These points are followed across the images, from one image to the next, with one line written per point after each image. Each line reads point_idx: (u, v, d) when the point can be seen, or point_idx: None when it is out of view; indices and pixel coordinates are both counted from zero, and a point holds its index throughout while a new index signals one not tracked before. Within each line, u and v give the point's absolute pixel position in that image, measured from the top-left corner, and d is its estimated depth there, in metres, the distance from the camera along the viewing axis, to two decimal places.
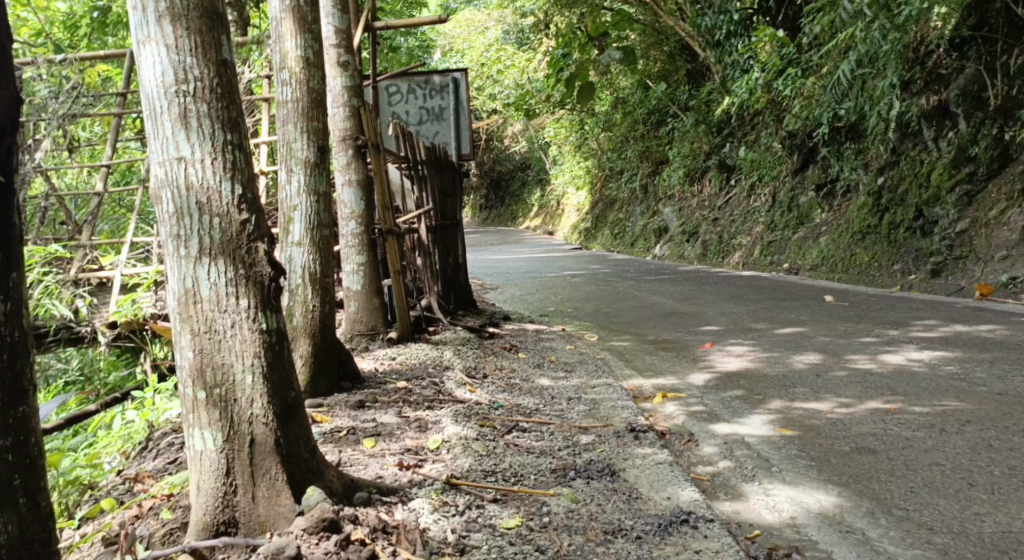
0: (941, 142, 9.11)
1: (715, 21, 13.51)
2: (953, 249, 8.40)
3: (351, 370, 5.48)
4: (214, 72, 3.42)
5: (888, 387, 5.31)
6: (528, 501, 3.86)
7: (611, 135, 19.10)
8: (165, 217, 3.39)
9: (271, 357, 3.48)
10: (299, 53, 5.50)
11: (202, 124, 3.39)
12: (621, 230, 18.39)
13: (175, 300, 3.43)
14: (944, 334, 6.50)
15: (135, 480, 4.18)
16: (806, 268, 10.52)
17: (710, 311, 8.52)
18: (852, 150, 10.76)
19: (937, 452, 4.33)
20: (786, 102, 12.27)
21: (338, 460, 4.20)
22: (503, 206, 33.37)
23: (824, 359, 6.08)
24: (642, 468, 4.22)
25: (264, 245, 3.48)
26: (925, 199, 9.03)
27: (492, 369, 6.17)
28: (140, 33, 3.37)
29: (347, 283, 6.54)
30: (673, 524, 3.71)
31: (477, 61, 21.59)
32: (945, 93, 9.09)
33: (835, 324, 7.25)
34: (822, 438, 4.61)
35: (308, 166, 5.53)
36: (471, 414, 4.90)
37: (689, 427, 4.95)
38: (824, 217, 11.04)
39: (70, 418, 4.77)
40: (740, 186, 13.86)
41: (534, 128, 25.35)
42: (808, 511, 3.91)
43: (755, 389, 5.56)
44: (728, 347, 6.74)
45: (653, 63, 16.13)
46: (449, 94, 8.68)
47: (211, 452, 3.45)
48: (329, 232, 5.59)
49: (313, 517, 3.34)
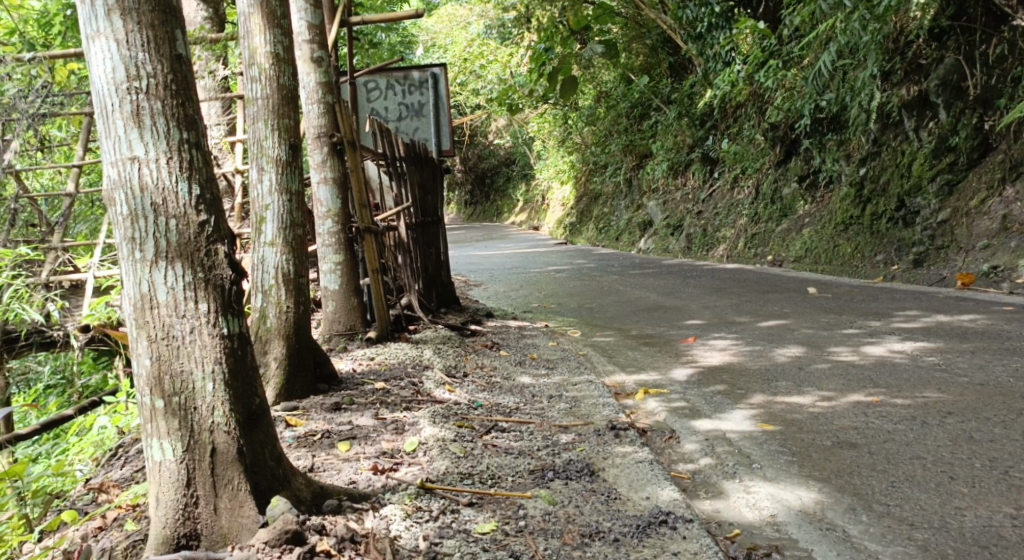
0: (921, 132, 9.06)
1: (695, 13, 13.24)
2: (935, 239, 8.36)
3: (328, 371, 5.38)
4: (167, 67, 3.30)
5: (870, 380, 5.24)
6: (504, 504, 3.77)
7: (594, 129, 19.01)
8: (119, 220, 3.29)
9: (232, 363, 3.38)
10: (269, 49, 5.39)
11: (156, 122, 3.28)
12: (605, 224, 18.33)
13: (130, 304, 3.32)
14: (926, 325, 6.45)
15: (100, 490, 4.12)
16: (790, 260, 10.47)
17: (693, 305, 8.45)
18: (834, 141, 10.70)
19: (918, 445, 4.27)
20: (768, 94, 12.18)
21: (311, 466, 4.10)
22: (488, 202, 33.22)
23: (807, 352, 6.01)
24: (621, 467, 4.14)
25: (224, 247, 3.39)
26: (907, 189, 8.97)
27: (472, 368, 6.07)
28: (89, 28, 3.26)
29: (325, 283, 6.42)
30: (651, 525, 3.63)
31: (458, 56, 21.38)
32: (925, 83, 9.03)
33: (818, 316, 7.19)
34: (804, 433, 4.53)
35: (279, 165, 5.42)
36: (449, 415, 4.81)
37: (670, 424, 4.87)
38: (807, 209, 10.97)
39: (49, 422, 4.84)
40: (724, 179, 13.79)
41: (517, 124, 25.21)
42: (789, 509, 3.83)
43: (737, 384, 5.48)
44: (711, 342, 6.66)
45: (635, 56, 15.97)
46: (428, 90, 8.56)
47: (170, 463, 3.35)
48: (301, 232, 5.48)
49: (276, 529, 3.25)
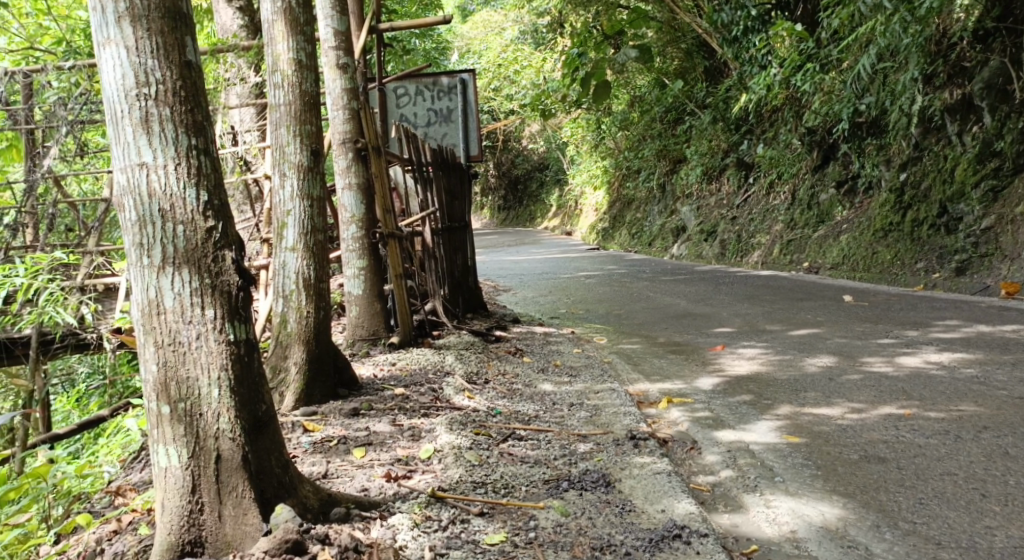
0: (965, 136, 8.87)
1: (731, 17, 13.05)
2: (978, 246, 8.17)
3: (348, 376, 5.36)
4: (177, 74, 3.34)
5: (903, 391, 5.12)
6: (517, 514, 3.73)
7: (628, 134, 18.89)
8: (128, 226, 3.33)
9: (239, 370, 3.43)
10: (291, 55, 5.41)
11: (165, 129, 3.33)
12: (639, 229, 18.21)
13: (138, 310, 3.37)
14: (965, 335, 6.30)
15: (116, 493, 4.16)
16: (827, 267, 10.31)
17: (724, 312, 8.34)
18: (873, 146, 10.50)
19: (950, 461, 4.15)
20: (805, 98, 12.01)
21: (325, 471, 4.09)
22: (521, 206, 33.19)
23: (839, 362, 5.89)
24: (639, 478, 4.07)
25: (232, 253, 3.43)
26: (949, 195, 8.78)
27: (494, 374, 6.02)
28: (100, 35, 3.30)
29: (348, 288, 6.43)
30: (664, 539, 3.58)
31: (492, 62, 21.33)
32: (969, 86, 8.83)
33: (852, 325, 7.05)
34: (831, 445, 4.43)
35: (301, 170, 5.44)
36: (467, 422, 4.77)
37: (692, 434, 4.79)
38: (845, 215, 10.79)
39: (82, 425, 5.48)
40: (759, 184, 13.63)
41: (550, 129, 25.16)
42: (810, 525, 3.74)
43: (764, 394, 5.38)
44: (740, 350, 6.57)
45: (670, 60, 15.84)
46: (457, 96, 8.53)
47: (176, 469, 3.40)
48: (323, 237, 5.49)
49: (276, 539, 3.28)
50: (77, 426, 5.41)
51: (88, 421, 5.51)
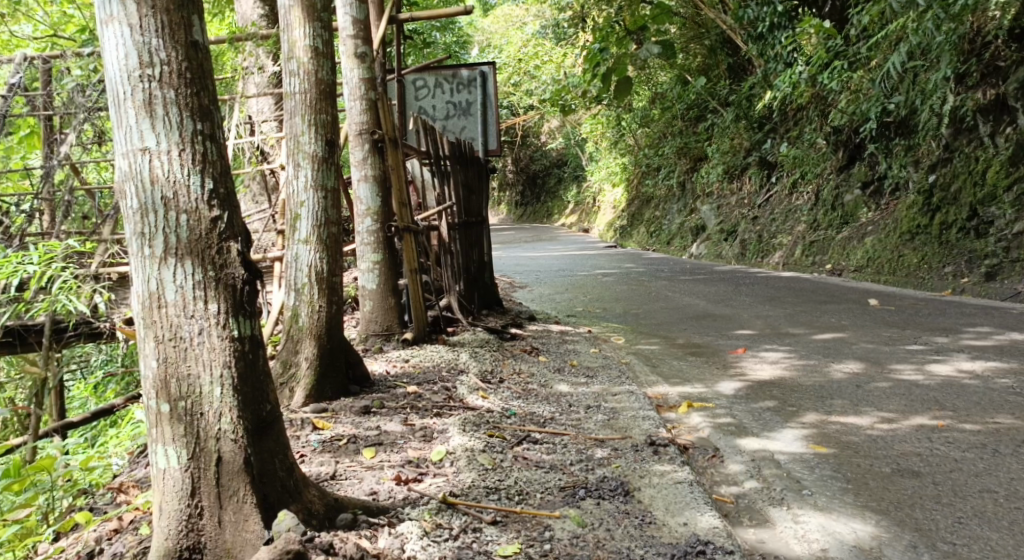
0: (997, 138, 8.59)
1: (757, 13, 12.53)
2: (1009, 251, 7.96)
3: (359, 373, 5.22)
4: (182, 55, 3.21)
5: (935, 401, 4.92)
6: (531, 524, 3.58)
7: (648, 130, 18.67)
8: (129, 214, 3.21)
9: (243, 367, 3.30)
10: (308, 42, 5.26)
11: (169, 112, 3.20)
12: (657, 228, 17.99)
13: (139, 303, 3.24)
14: (998, 342, 6.10)
15: (118, 490, 4.03)
16: (851, 269, 10.11)
17: (745, 314, 8.14)
18: (901, 146, 10.24)
19: (989, 477, 3.96)
20: (830, 97, 11.76)
21: (334, 473, 3.96)
22: (539, 203, 33.00)
23: (867, 368, 5.69)
24: (660, 488, 3.90)
25: (237, 245, 3.29)
26: (979, 198, 8.55)
27: (508, 373, 5.85)
28: (102, 12, 3.18)
29: (362, 282, 6.25)
30: (687, 555, 3.42)
31: (514, 57, 21.00)
32: (1003, 86, 8.57)
33: (879, 329, 6.84)
34: (860, 457, 4.24)
35: (315, 161, 5.29)
36: (481, 423, 4.61)
37: (714, 442, 4.61)
38: (870, 217, 10.54)
39: (96, 413, 5.50)
40: (781, 184, 13.39)
41: (570, 125, 24.97)
42: (842, 544, 3.56)
43: (789, 400, 5.20)
44: (763, 354, 6.38)
45: (692, 57, 15.62)
46: (476, 88, 8.32)
47: (175, 471, 3.27)
48: (337, 229, 5.33)
49: (276, 549, 3.12)
50: (91, 414, 5.44)
51: (102, 411, 5.48)
